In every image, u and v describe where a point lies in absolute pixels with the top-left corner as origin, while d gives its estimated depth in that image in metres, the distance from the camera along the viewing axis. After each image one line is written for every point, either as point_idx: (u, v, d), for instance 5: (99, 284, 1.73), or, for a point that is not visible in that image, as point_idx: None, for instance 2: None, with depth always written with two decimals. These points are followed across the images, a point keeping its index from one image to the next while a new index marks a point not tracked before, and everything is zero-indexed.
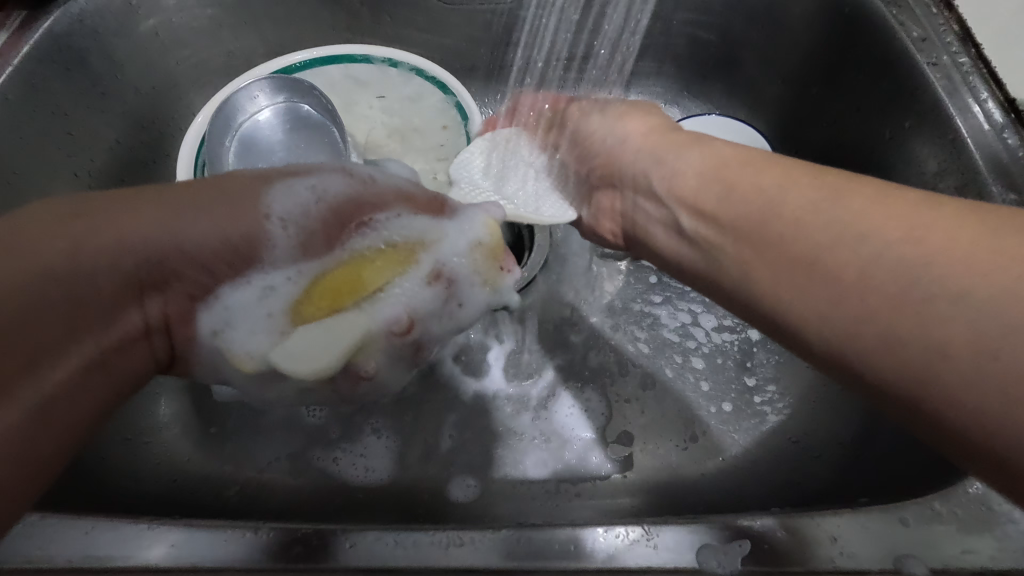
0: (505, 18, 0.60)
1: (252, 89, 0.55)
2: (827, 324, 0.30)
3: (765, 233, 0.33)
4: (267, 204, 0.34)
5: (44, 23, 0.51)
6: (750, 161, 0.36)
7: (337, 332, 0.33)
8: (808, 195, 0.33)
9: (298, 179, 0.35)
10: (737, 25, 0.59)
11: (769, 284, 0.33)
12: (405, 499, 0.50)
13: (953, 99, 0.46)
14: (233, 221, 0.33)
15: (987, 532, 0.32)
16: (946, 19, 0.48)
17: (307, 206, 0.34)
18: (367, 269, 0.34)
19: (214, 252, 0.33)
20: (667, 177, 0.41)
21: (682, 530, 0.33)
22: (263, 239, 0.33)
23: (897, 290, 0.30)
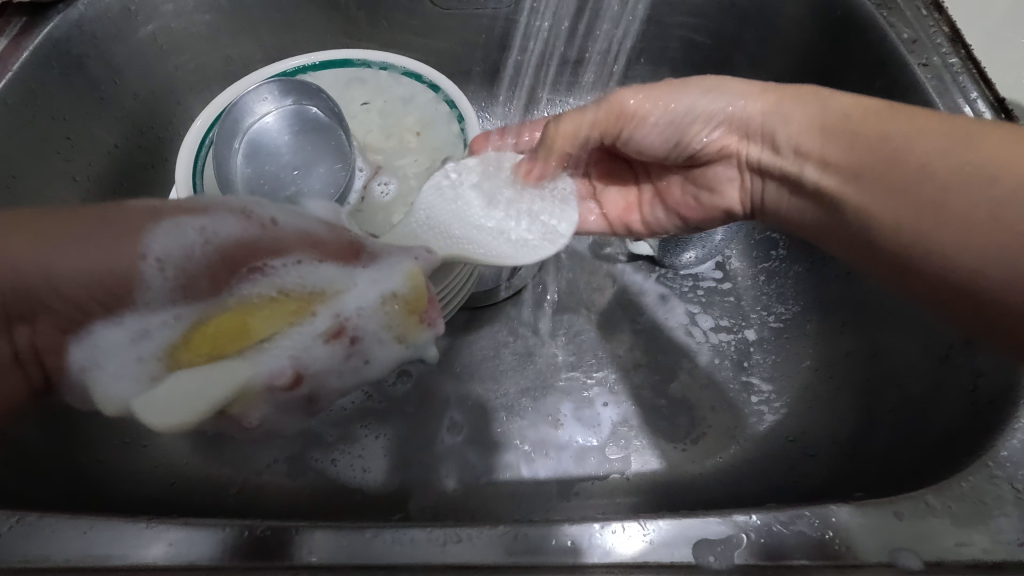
0: (502, 24, 0.61)
1: (260, 91, 0.55)
2: (957, 258, 0.33)
3: (892, 174, 0.35)
4: (164, 245, 0.33)
5: (43, 29, 0.52)
6: (874, 110, 0.37)
7: (204, 384, 0.32)
8: (931, 144, 0.34)
9: (187, 218, 0.35)
10: (727, 28, 0.60)
11: (906, 225, 0.35)
12: (403, 498, 0.50)
13: (944, 99, 0.46)
14: (110, 258, 0.32)
15: (981, 525, 0.32)
16: (935, 20, 0.49)
17: (190, 248, 0.34)
18: (253, 317, 0.34)
19: (82, 289, 0.32)
20: (792, 129, 0.41)
21: (678, 522, 0.33)
22: (140, 282, 0.33)
23: (953, 258, 0.33)
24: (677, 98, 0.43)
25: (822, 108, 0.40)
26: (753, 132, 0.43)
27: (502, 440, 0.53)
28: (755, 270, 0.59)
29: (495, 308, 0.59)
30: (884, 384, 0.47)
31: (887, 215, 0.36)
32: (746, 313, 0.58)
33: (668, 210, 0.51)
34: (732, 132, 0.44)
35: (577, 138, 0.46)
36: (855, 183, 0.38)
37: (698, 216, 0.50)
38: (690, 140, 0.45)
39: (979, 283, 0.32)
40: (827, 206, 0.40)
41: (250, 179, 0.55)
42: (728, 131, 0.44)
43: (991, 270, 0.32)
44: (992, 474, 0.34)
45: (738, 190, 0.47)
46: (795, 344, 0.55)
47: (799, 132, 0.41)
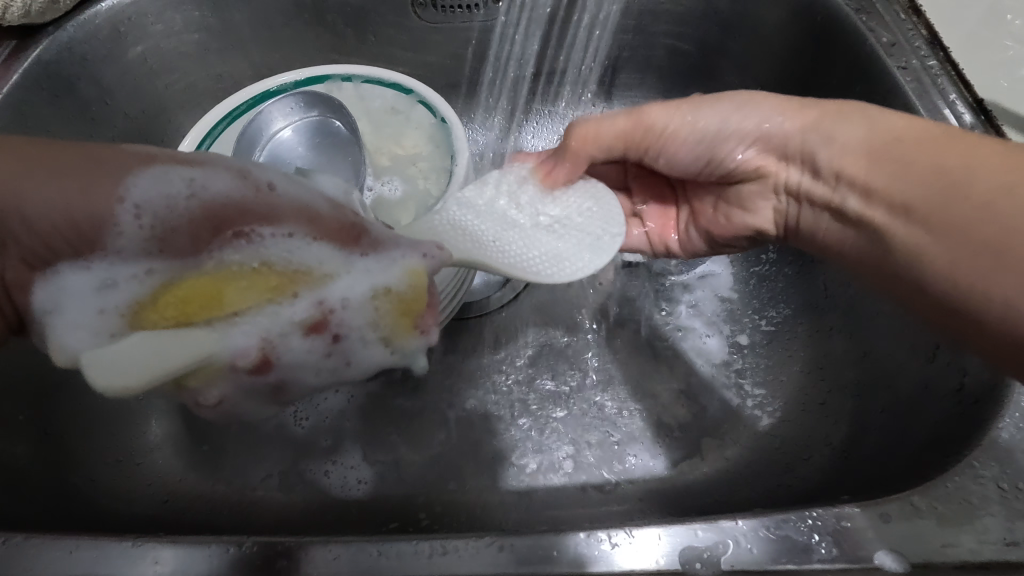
0: (488, 36, 0.62)
1: (284, 104, 0.58)
2: (1011, 311, 0.31)
3: (944, 216, 0.33)
4: (142, 191, 0.31)
5: (32, 52, 0.52)
6: (930, 139, 0.36)
7: (169, 348, 0.29)
8: (990, 181, 0.32)
9: (181, 168, 0.33)
10: (711, 36, 0.61)
11: (954, 275, 0.33)
12: (397, 511, 0.49)
13: (923, 101, 0.47)
14: (86, 195, 0.31)
15: (967, 526, 0.32)
16: (913, 24, 0.50)
17: (174, 200, 0.32)
18: (230, 287, 0.30)
19: (52, 225, 0.30)
20: (834, 151, 0.40)
21: (664, 530, 0.33)
22: (110, 224, 0.31)
23: (996, 313, 0.31)
24: (703, 115, 0.43)
25: (873, 129, 0.38)
26: (791, 153, 0.42)
27: (494, 449, 0.53)
28: (746, 274, 0.60)
29: (486, 316, 0.59)
30: (880, 394, 0.46)
31: (939, 255, 0.34)
32: (738, 316, 0.58)
33: (702, 229, 0.51)
34: (770, 152, 0.43)
35: (600, 147, 0.46)
36: (905, 221, 0.36)
37: (721, 234, 0.50)
38: (722, 159, 0.45)
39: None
40: (875, 242, 0.38)
41: None
42: (762, 150, 0.43)
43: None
44: (976, 474, 0.34)
45: (770, 209, 0.46)
46: (787, 348, 0.55)
47: (841, 152, 0.39)
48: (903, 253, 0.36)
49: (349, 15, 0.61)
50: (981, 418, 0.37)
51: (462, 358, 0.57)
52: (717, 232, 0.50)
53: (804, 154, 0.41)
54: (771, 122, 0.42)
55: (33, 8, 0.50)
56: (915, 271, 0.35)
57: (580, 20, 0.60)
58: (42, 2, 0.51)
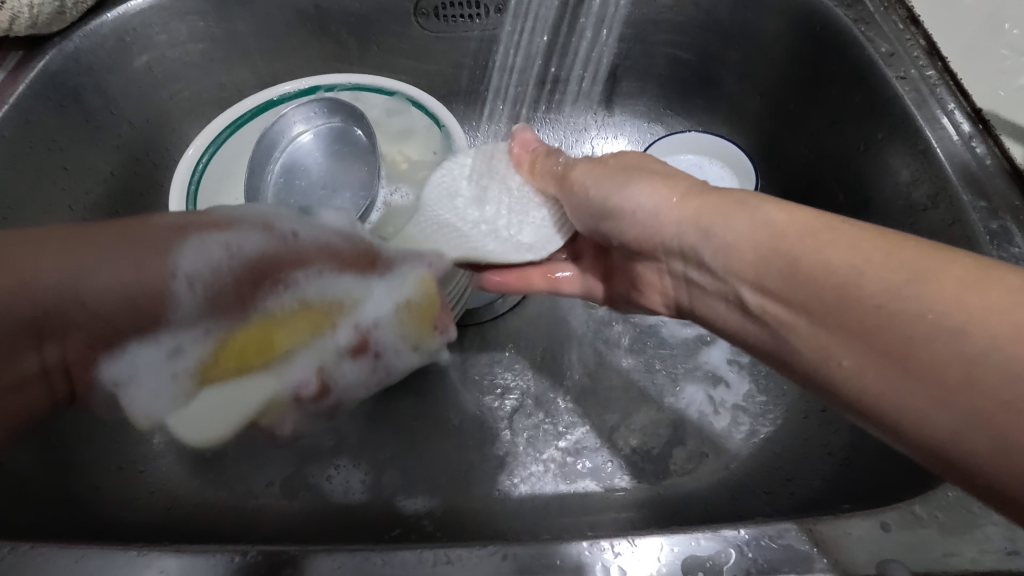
0: (490, 45, 0.62)
1: (303, 111, 0.58)
2: (937, 429, 0.26)
3: (847, 319, 0.29)
4: (200, 271, 0.36)
5: (39, 62, 0.53)
6: (812, 230, 0.32)
7: (244, 393, 0.37)
8: (881, 282, 0.28)
9: (214, 233, 0.36)
10: (712, 45, 0.61)
11: (874, 386, 0.28)
12: (400, 519, 0.50)
13: (922, 111, 0.47)
14: (137, 273, 0.34)
15: (968, 535, 0.32)
16: (911, 34, 0.50)
17: (217, 264, 0.36)
18: (278, 331, 0.37)
19: (118, 308, 0.35)
20: (717, 247, 0.36)
21: (665, 539, 0.33)
22: (170, 297, 0.35)
23: (926, 432, 0.26)
24: (593, 185, 0.42)
25: (752, 220, 0.34)
26: (668, 243, 0.39)
27: (496, 456, 0.53)
28: None
29: (489, 323, 0.59)
30: None
31: (851, 365, 0.29)
32: None
33: (617, 293, 0.49)
34: (644, 238, 0.40)
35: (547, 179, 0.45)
36: (807, 319, 0.31)
37: (632, 309, 0.48)
38: (615, 234, 0.42)
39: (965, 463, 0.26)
40: (779, 345, 0.33)
41: (281, 189, 0.58)
42: (641, 234, 0.40)
43: (979, 444, 0.25)
44: None
45: (659, 292, 0.44)
46: None
47: (723, 249, 0.35)
48: (811, 361, 0.31)
49: (352, 25, 0.61)
50: None
51: (465, 365, 0.57)
52: (633, 293, 0.47)
53: (685, 252, 0.38)
54: (652, 207, 0.39)
55: (40, 18, 0.51)
56: (827, 379, 0.30)
57: (581, 30, 0.61)
58: (49, 12, 0.51)
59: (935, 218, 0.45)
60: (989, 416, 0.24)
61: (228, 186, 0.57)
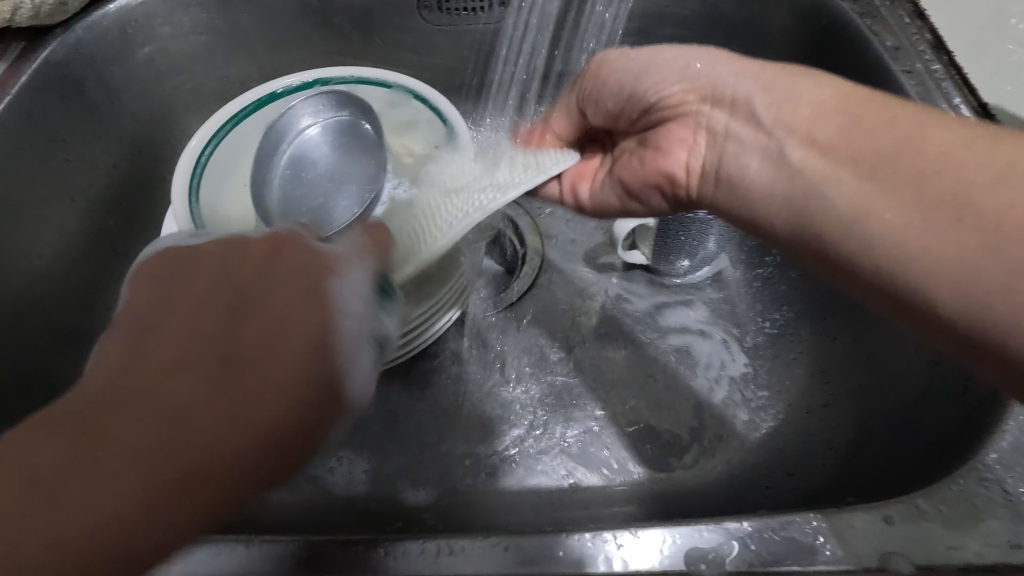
0: (494, 39, 0.62)
1: (310, 104, 0.58)
2: (978, 274, 0.29)
3: (898, 170, 0.33)
4: (263, 406, 0.30)
5: (41, 53, 0.53)
6: (864, 103, 0.36)
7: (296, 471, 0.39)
8: (941, 135, 0.33)
9: (359, 343, 0.33)
10: (716, 40, 0.61)
11: (913, 236, 0.32)
12: (403, 510, 0.50)
13: (928, 105, 0.47)
14: (284, 414, 0.30)
15: (972, 529, 0.32)
16: (918, 28, 0.50)
17: (363, 370, 0.34)
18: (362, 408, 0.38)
19: (266, 450, 0.30)
20: (772, 97, 0.40)
21: (667, 531, 0.33)
22: (320, 426, 0.32)
23: (966, 276, 0.30)
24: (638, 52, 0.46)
25: (821, 86, 0.38)
26: (717, 92, 0.42)
27: (497, 449, 0.53)
28: (750, 277, 0.60)
29: (491, 317, 0.59)
30: (879, 396, 0.47)
31: (893, 216, 0.32)
32: (741, 319, 0.58)
33: (618, 180, 0.49)
34: (694, 91, 0.43)
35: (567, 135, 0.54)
36: (855, 170, 0.34)
37: (640, 184, 0.47)
38: (649, 94, 0.46)
39: (989, 316, 0.29)
40: (806, 205, 0.36)
41: (288, 180, 0.58)
42: (688, 89, 0.44)
43: (1016, 290, 0.28)
44: (981, 477, 0.34)
45: (683, 153, 0.44)
46: (789, 350, 0.55)
47: (779, 101, 0.39)
48: (839, 213, 0.34)
49: (355, 18, 0.61)
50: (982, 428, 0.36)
51: (467, 358, 0.57)
52: (641, 174, 0.47)
53: (735, 98, 0.41)
54: (707, 61, 0.43)
55: (42, 8, 0.51)
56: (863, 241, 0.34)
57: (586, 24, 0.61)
58: (51, 3, 0.52)
59: None
60: (1019, 267, 0.28)
61: (231, 179, 0.57)
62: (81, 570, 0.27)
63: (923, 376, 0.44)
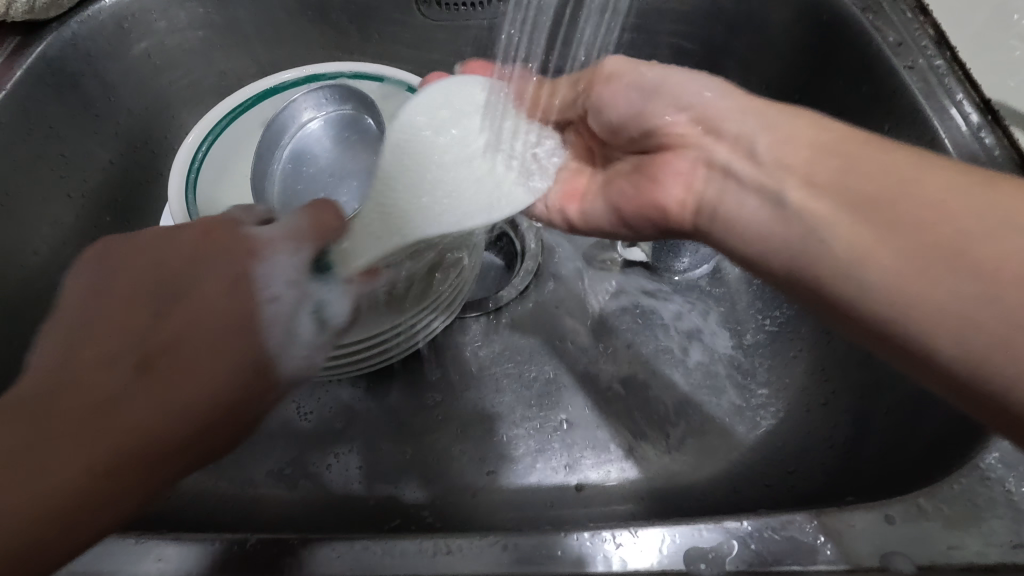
0: (493, 33, 0.62)
1: (313, 97, 0.58)
2: (978, 327, 0.29)
3: (895, 212, 0.33)
4: (192, 388, 0.29)
5: (36, 48, 0.52)
6: (862, 143, 0.36)
7: None
8: (933, 188, 0.32)
9: (284, 316, 0.32)
10: (717, 35, 0.60)
11: (914, 283, 0.31)
12: (401, 508, 0.50)
13: (930, 102, 0.47)
14: (207, 390, 0.29)
15: (973, 529, 0.32)
16: (920, 23, 0.49)
17: (295, 344, 0.33)
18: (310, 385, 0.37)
19: (197, 427, 0.29)
20: (771, 141, 0.39)
21: (667, 530, 0.33)
22: (251, 401, 0.31)
23: (960, 331, 0.30)
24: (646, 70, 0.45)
25: (816, 127, 0.39)
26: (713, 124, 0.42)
27: (496, 447, 0.53)
28: (751, 274, 0.60)
29: (490, 315, 0.59)
30: (879, 395, 0.46)
31: (891, 261, 0.32)
32: (741, 316, 0.58)
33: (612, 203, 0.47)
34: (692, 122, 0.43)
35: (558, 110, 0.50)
36: (851, 212, 0.34)
37: (635, 212, 0.46)
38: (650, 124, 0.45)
39: (984, 365, 0.29)
40: (801, 250, 0.36)
41: (289, 174, 0.59)
42: (688, 118, 0.43)
43: (1011, 350, 0.28)
44: (983, 476, 0.34)
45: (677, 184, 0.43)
46: (789, 348, 0.55)
47: (778, 143, 0.39)
48: (839, 257, 0.34)
49: (353, 12, 0.61)
50: (979, 430, 0.36)
51: (466, 356, 0.57)
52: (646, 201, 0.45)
53: (738, 136, 0.41)
54: (709, 95, 0.43)
55: (37, 3, 0.50)
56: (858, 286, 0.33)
57: None
58: None
59: None
60: (1015, 321, 0.28)
61: (228, 173, 0.57)
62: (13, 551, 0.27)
63: None
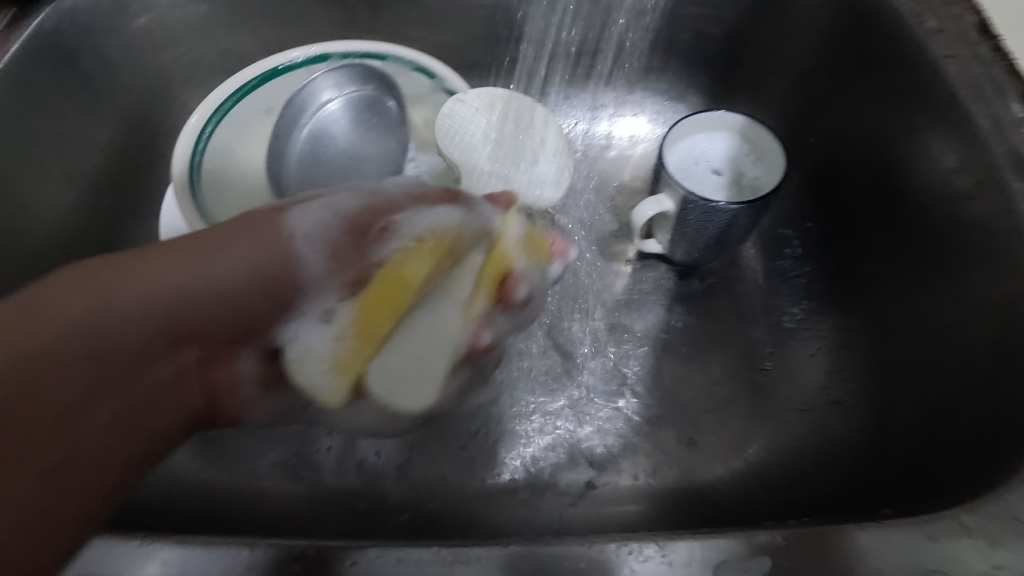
0: (509, 14, 0.59)
1: (331, 76, 0.54)
2: None
3: None
4: (214, 262, 0.36)
5: (33, 21, 0.50)
6: None
7: (426, 356, 0.37)
8: None
9: (317, 205, 0.40)
10: (742, 20, 0.58)
11: None
12: (412, 506, 0.49)
13: (971, 93, 0.44)
14: (237, 252, 0.37)
15: (1017, 547, 0.31)
16: (962, 10, 0.47)
17: (325, 222, 0.39)
18: (408, 267, 0.37)
19: (250, 285, 0.37)
20: None
21: (697, 544, 0.31)
22: (299, 262, 0.38)
23: None
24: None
25: None
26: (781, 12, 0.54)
27: (505, 443, 0.51)
28: (769, 269, 0.58)
29: None
30: (906, 398, 0.45)
31: None
32: (760, 312, 0.56)
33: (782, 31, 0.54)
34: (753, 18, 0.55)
35: None
36: None
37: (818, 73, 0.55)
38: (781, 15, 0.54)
39: None
40: None
41: (304, 157, 0.54)
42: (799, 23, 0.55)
43: None
44: None
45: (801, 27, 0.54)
46: (807, 345, 0.54)
47: None
48: None
49: None
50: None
51: None
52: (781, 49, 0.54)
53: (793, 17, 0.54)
54: None
55: None
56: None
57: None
58: None
59: (981, 206, 0.43)
60: None
61: (232, 156, 0.55)
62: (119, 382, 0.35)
63: (959, 379, 0.42)
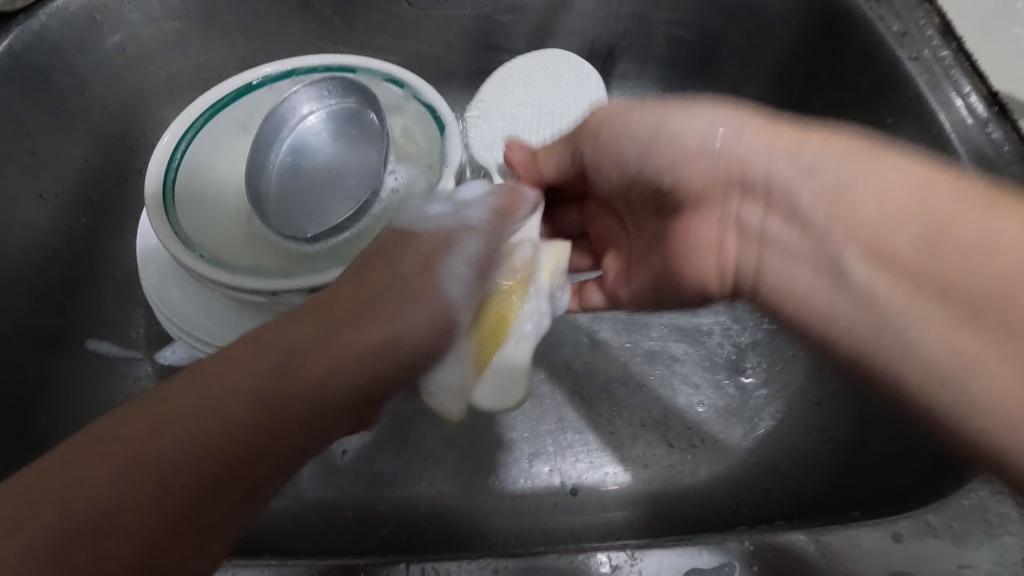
0: (483, 23, 0.60)
1: (311, 90, 0.54)
2: None
3: None
4: (357, 340, 0.30)
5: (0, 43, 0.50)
6: None
7: (511, 369, 0.39)
8: None
9: (450, 256, 0.35)
10: (715, 24, 0.58)
11: None
12: (397, 519, 0.48)
13: (936, 94, 0.45)
14: (405, 322, 0.32)
15: (984, 546, 0.31)
16: (925, 11, 0.47)
17: (465, 279, 0.35)
18: (506, 306, 0.38)
19: (418, 353, 0.33)
20: None
21: (665, 552, 0.32)
22: (455, 318, 0.34)
23: None
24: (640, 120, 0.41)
25: None
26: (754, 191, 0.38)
27: (489, 452, 0.51)
28: None
29: None
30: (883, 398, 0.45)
31: None
32: (742, 314, 0.56)
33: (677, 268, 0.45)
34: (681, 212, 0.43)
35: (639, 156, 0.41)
36: None
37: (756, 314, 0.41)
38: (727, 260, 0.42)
39: None
40: None
41: (285, 170, 0.55)
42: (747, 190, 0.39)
43: None
44: (994, 491, 0.32)
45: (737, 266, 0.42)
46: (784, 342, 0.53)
47: None
48: None
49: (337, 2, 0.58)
50: None
51: None
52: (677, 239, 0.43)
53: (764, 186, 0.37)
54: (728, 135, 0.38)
55: None
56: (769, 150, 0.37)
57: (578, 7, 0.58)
58: None
59: None
60: None
61: (208, 171, 0.54)
62: (230, 487, 0.27)
63: None
